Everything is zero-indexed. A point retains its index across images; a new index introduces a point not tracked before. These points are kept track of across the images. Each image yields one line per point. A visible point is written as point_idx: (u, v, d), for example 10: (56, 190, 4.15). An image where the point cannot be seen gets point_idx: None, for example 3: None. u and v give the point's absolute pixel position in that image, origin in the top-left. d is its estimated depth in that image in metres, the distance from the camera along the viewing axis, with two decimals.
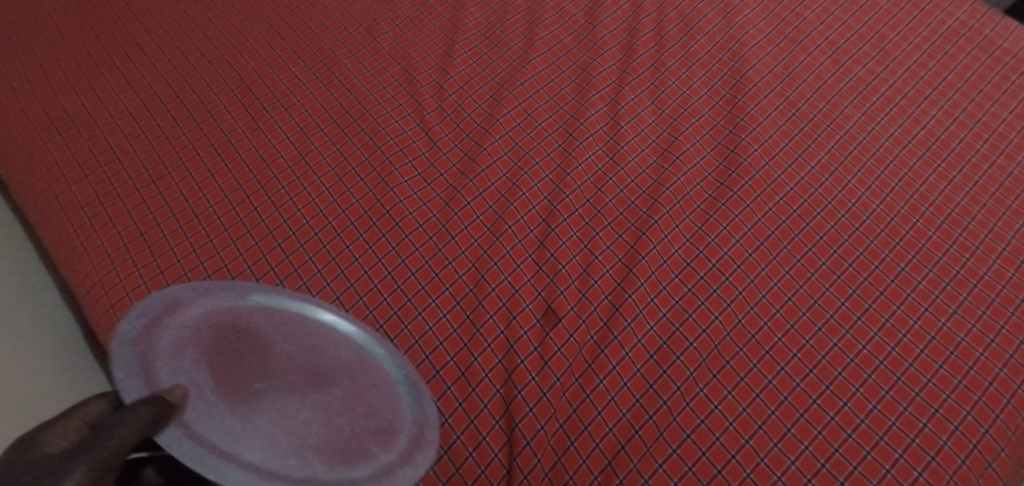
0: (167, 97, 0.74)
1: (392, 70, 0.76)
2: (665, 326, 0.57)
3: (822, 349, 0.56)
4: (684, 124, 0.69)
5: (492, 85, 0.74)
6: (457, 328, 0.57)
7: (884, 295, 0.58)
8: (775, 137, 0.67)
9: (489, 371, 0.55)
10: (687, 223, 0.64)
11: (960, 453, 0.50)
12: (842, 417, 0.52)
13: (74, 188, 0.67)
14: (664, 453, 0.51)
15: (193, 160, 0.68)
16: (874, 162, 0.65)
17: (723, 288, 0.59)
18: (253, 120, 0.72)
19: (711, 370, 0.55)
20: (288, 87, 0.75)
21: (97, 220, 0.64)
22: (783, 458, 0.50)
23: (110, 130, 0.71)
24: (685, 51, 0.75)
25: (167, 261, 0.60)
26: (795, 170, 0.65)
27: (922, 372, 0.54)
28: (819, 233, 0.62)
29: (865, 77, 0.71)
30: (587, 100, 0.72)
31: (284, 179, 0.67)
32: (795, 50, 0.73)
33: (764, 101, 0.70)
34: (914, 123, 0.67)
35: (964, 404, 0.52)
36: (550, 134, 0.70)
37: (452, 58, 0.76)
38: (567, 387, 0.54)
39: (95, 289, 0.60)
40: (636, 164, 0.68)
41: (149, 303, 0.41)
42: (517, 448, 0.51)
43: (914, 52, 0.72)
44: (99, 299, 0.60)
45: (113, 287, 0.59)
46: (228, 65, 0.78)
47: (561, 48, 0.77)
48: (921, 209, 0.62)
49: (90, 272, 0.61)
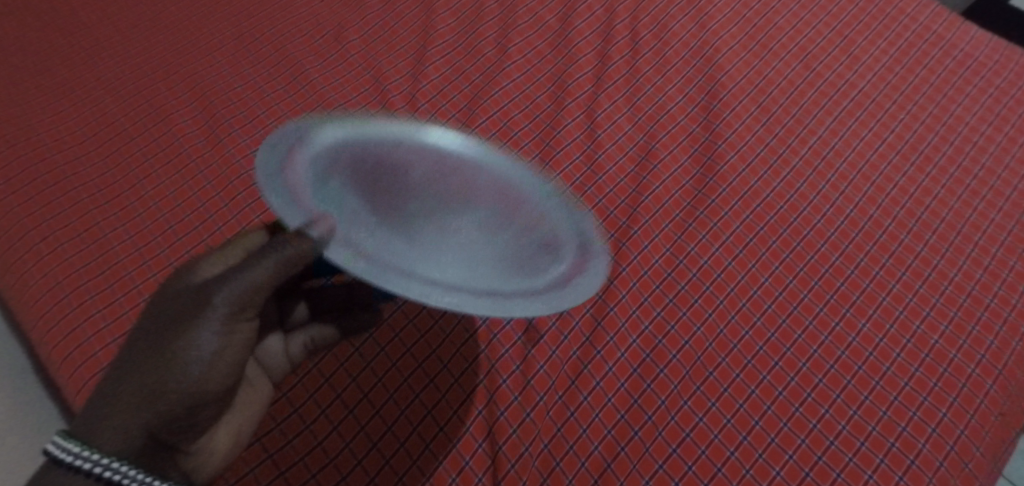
0: (120, 111, 0.70)
1: (361, 79, 0.74)
2: (648, 338, 0.57)
3: (803, 356, 0.56)
4: (661, 131, 0.69)
5: (466, 93, 0.72)
6: (434, 347, 0.56)
7: (861, 299, 0.59)
8: (750, 143, 0.68)
9: (470, 392, 0.53)
10: (666, 231, 0.63)
11: (938, 455, 0.51)
12: (823, 424, 0.53)
13: (17, 208, 0.62)
14: (651, 469, 0.51)
15: (148, 176, 0.65)
16: (847, 167, 0.66)
17: (704, 297, 0.59)
18: (213, 132, 0.69)
19: (695, 382, 0.55)
20: (251, 98, 0.72)
21: (43, 243, 0.60)
22: (768, 468, 0.51)
23: (59, 147, 0.67)
24: (659, 57, 0.74)
25: (123, 287, 0.56)
26: (771, 176, 0.66)
27: (899, 376, 0.55)
28: (796, 239, 0.62)
29: (835, 82, 0.72)
30: (563, 109, 0.71)
31: (247, 197, 0.63)
32: (767, 56, 0.74)
33: (738, 107, 0.70)
34: (883, 127, 0.68)
35: (940, 407, 0.53)
36: (526, 143, 0.69)
37: (423, 66, 0.74)
38: (551, 405, 0.54)
39: (40, 318, 0.56)
40: (614, 173, 0.67)
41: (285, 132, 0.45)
42: (501, 471, 0.49)
43: (881, 56, 0.73)
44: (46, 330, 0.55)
45: (61, 315, 0.55)
46: (185, 75, 0.74)
47: (535, 55, 0.76)
48: (893, 213, 0.63)
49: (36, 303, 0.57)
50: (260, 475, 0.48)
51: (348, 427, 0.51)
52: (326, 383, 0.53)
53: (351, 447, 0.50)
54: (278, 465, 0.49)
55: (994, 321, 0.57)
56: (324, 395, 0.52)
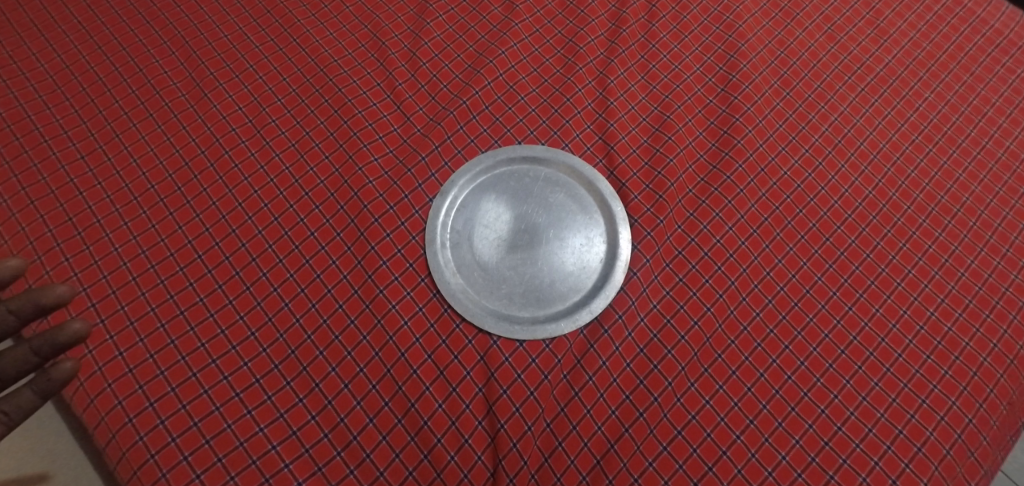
0: (97, 63, 0.66)
1: (357, 33, 0.69)
2: (656, 317, 0.57)
3: (814, 340, 0.55)
4: (677, 101, 0.66)
5: (470, 53, 0.68)
6: (433, 321, 0.56)
7: (876, 284, 0.57)
8: (769, 118, 0.65)
9: (470, 369, 0.55)
10: (679, 208, 0.61)
11: (945, 443, 0.51)
12: (832, 410, 0.53)
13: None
14: (654, 451, 0.52)
15: (137, 140, 0.62)
16: (867, 145, 0.63)
17: (714, 278, 0.58)
18: (202, 92, 0.65)
19: (702, 365, 0.55)
20: (239, 51, 0.67)
21: (23, 214, 0.58)
22: (773, 453, 0.51)
23: (34, 104, 0.63)
24: (677, 22, 0.70)
25: (129, 253, 0.57)
26: (789, 152, 0.63)
27: (910, 363, 0.54)
28: (812, 220, 0.60)
29: (860, 56, 0.68)
30: (574, 74, 0.67)
31: (246, 168, 0.61)
32: (789, 24, 0.70)
33: (758, 79, 0.66)
34: (907, 105, 0.65)
35: (950, 395, 0.53)
36: (533, 109, 0.65)
37: (425, 22, 0.69)
38: (555, 385, 0.54)
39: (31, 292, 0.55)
40: (626, 143, 0.64)
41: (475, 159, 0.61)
42: (502, 450, 0.52)
43: (908, 30, 0.70)
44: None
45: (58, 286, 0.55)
46: (167, 22, 0.68)
47: (545, 15, 0.71)
48: (912, 196, 0.61)
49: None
50: (271, 435, 0.51)
51: (344, 402, 0.53)
52: (320, 356, 0.54)
53: (349, 421, 0.52)
54: (287, 425, 0.52)
55: (1009, 310, 0.56)
56: (319, 367, 0.54)
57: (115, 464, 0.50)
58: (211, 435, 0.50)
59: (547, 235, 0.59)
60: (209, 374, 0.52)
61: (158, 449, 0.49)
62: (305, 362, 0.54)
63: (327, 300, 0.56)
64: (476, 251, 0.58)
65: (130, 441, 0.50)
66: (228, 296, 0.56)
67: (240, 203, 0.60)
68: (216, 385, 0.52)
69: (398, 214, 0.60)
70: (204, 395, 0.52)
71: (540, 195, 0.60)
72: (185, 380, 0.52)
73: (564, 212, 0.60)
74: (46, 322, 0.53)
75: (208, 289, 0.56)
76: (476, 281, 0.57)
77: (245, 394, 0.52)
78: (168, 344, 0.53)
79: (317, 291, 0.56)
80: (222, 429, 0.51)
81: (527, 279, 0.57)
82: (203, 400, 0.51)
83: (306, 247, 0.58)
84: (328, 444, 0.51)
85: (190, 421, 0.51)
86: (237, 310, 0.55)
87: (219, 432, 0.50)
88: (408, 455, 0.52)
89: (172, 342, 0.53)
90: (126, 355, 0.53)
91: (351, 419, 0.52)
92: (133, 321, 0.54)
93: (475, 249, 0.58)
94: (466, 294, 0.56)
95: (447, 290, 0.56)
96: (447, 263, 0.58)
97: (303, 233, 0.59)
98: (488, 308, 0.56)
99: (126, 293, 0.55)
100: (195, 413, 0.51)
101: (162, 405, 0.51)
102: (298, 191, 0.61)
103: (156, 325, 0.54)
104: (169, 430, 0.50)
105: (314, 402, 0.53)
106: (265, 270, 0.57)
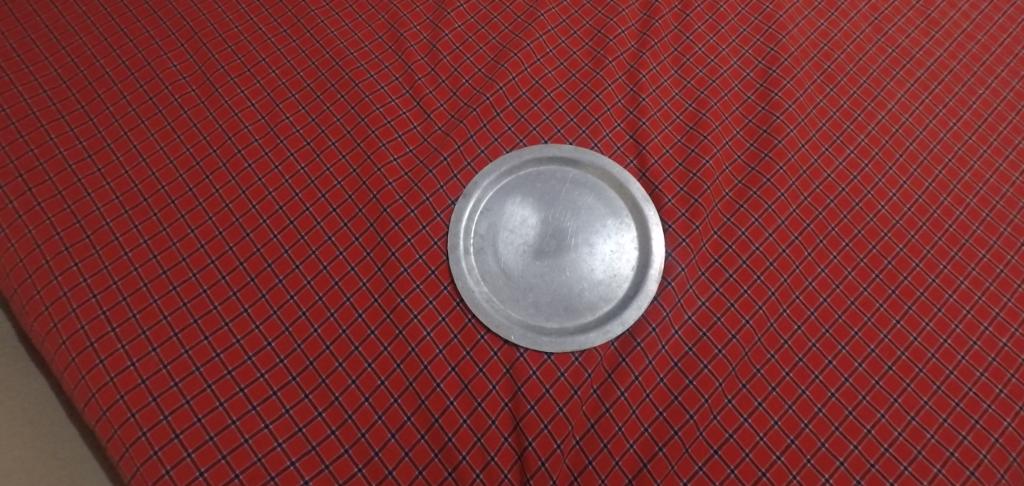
0: (103, 56, 0.63)
1: (375, 24, 0.66)
2: (691, 329, 0.54)
3: (859, 355, 0.52)
4: (713, 98, 0.62)
5: (493, 46, 0.65)
6: (457, 333, 0.53)
7: (926, 295, 0.54)
8: (812, 115, 0.61)
9: (496, 383, 0.52)
10: (715, 212, 0.58)
11: (1000, 467, 0.48)
12: (879, 430, 0.50)
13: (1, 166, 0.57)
14: (690, 470, 0.49)
15: (145, 139, 0.59)
16: (917, 146, 0.60)
17: (753, 287, 0.55)
18: (213, 87, 0.62)
19: (741, 380, 0.52)
20: (250, 43, 0.64)
21: (29, 215, 0.55)
22: (816, 475, 0.48)
23: (38, 100, 0.60)
24: (713, 12, 0.66)
25: (140, 257, 0.54)
26: (832, 153, 0.59)
27: (963, 380, 0.51)
28: (858, 226, 0.57)
29: (908, 49, 0.64)
30: (603, 68, 0.63)
31: (259, 168, 0.58)
32: (833, 15, 0.66)
33: (800, 74, 0.63)
34: (959, 103, 0.62)
35: (1005, 415, 0.50)
36: (561, 106, 0.62)
37: (446, 12, 0.66)
38: (584, 400, 0.52)
39: (39, 298, 0.52)
40: (659, 142, 0.60)
41: (500, 161, 0.58)
42: (528, 469, 0.50)
43: (961, 21, 0.66)
44: (38, 316, 0.52)
45: (63, 294, 0.52)
46: (175, 13, 0.65)
47: (572, 4, 0.67)
48: (965, 200, 0.58)
49: (29, 278, 0.53)
50: (290, 450, 0.49)
51: (365, 416, 0.50)
52: (340, 368, 0.52)
53: (370, 436, 0.50)
54: (306, 439, 0.49)
55: None
56: (338, 380, 0.51)
57: (128, 478, 0.47)
58: (228, 450, 0.48)
59: (575, 240, 0.56)
60: (224, 386, 0.50)
61: (173, 465, 0.47)
62: (324, 375, 0.51)
63: (345, 309, 0.54)
64: (501, 258, 0.55)
65: (143, 456, 0.47)
66: (244, 303, 0.53)
67: (253, 205, 0.57)
68: (233, 398, 0.50)
69: (419, 218, 0.57)
70: (219, 408, 0.49)
71: (568, 198, 0.57)
72: (200, 392, 0.50)
73: (594, 215, 0.57)
74: (55, 330, 0.51)
75: (221, 297, 0.53)
76: (500, 290, 0.54)
77: (262, 406, 0.50)
78: (182, 354, 0.51)
79: (335, 299, 0.54)
80: (239, 444, 0.48)
81: (554, 287, 0.54)
82: (219, 413, 0.49)
83: (323, 253, 0.55)
84: (349, 460, 0.49)
85: (206, 435, 0.48)
86: (253, 318, 0.53)
87: (236, 448, 0.48)
88: (432, 472, 0.49)
89: (186, 352, 0.51)
90: (138, 365, 0.50)
91: (373, 435, 0.50)
92: (145, 330, 0.51)
93: (501, 255, 0.55)
94: (489, 304, 0.54)
95: (471, 299, 0.53)
96: (471, 271, 0.55)
97: (319, 237, 0.56)
98: (514, 319, 0.54)
99: (137, 300, 0.52)
100: (211, 427, 0.48)
101: (176, 419, 0.48)
102: (314, 193, 0.58)
103: (169, 334, 0.51)
104: (185, 445, 0.48)
105: (334, 416, 0.50)
106: (280, 277, 0.54)
